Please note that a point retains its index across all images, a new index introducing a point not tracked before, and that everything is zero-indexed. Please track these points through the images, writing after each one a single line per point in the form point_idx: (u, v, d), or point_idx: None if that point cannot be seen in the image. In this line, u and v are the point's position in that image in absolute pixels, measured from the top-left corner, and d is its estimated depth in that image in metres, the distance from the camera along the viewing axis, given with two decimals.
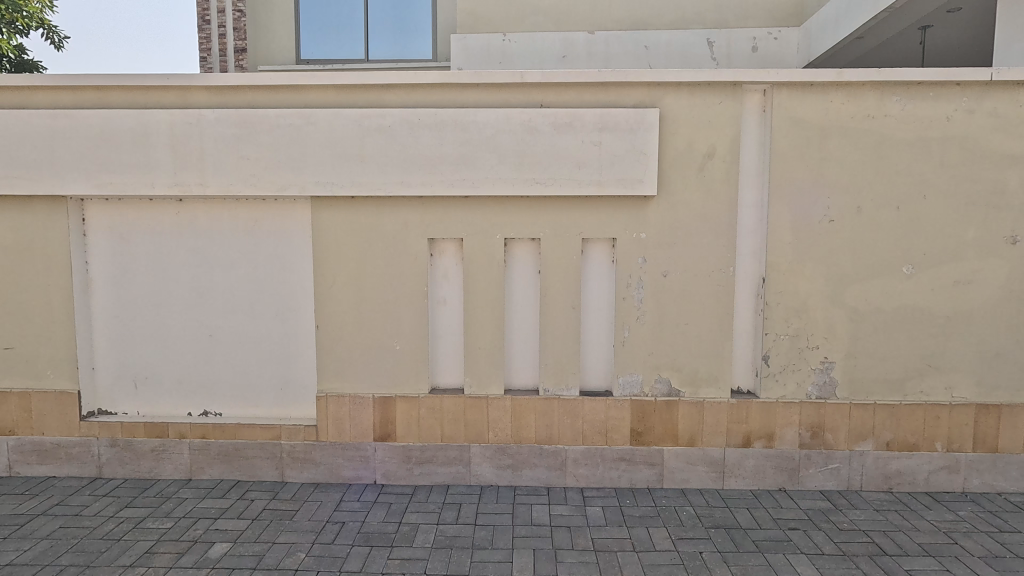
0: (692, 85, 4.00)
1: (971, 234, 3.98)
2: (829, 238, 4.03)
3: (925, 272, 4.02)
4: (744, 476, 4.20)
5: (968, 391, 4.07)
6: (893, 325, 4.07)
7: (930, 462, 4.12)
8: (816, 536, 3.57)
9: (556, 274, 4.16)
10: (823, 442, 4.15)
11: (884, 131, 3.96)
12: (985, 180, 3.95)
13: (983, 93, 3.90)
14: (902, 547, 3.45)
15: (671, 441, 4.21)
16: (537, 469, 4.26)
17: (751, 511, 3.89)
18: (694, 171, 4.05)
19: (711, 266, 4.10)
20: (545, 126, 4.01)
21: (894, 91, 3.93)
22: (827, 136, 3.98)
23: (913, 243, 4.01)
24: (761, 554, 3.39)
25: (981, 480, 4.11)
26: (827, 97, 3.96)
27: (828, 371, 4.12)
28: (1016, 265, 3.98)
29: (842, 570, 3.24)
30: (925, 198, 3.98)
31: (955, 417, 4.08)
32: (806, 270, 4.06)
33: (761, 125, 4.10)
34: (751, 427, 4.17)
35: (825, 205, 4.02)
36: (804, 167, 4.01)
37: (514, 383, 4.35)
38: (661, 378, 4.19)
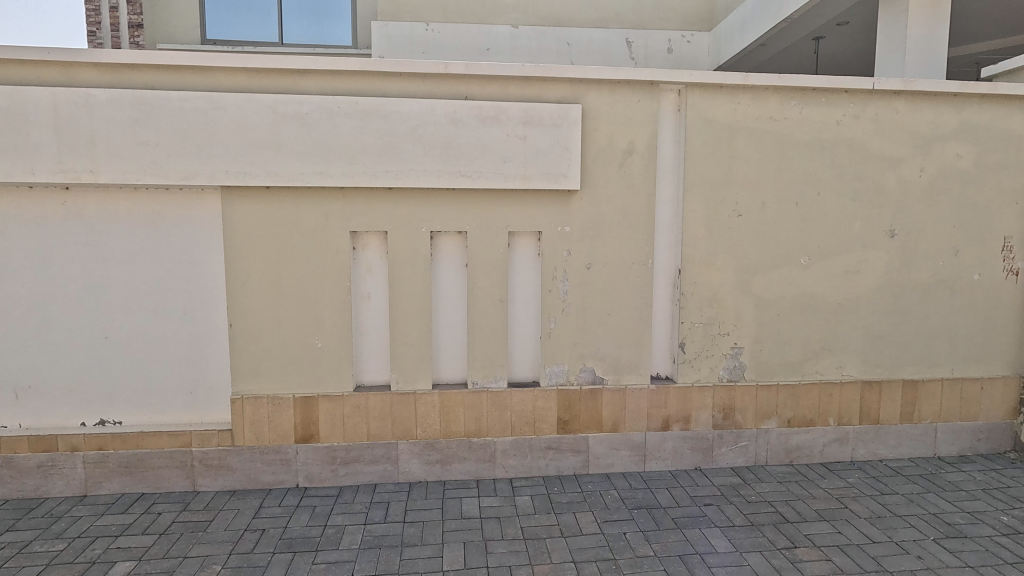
0: (612, 83, 4.12)
1: (857, 229, 4.40)
2: (737, 232, 4.31)
3: (820, 263, 4.39)
4: (663, 458, 4.42)
5: (856, 369, 4.51)
6: (793, 311, 4.42)
7: (824, 435, 4.52)
8: (727, 510, 3.83)
9: (483, 267, 4.16)
10: (733, 422, 4.45)
11: (784, 132, 4.27)
12: (869, 179, 4.37)
13: (867, 100, 4.31)
14: (801, 514, 3.77)
15: (596, 428, 4.35)
16: (466, 462, 4.26)
17: (669, 490, 4.11)
18: (615, 167, 4.19)
19: (631, 259, 4.26)
20: (470, 118, 3.99)
21: (793, 95, 4.26)
22: (735, 135, 4.24)
23: (809, 237, 4.37)
24: (678, 530, 3.59)
25: (866, 450, 4.57)
26: (735, 99, 4.22)
27: (738, 356, 4.41)
28: (894, 256, 4.45)
29: (751, 539, 3.49)
30: (819, 195, 4.35)
31: (845, 394, 4.51)
32: (717, 261, 4.32)
33: (677, 123, 4.30)
34: (669, 410, 4.39)
35: (733, 201, 4.29)
36: (715, 165, 4.25)
37: (442, 378, 4.31)
38: (586, 367, 4.31)
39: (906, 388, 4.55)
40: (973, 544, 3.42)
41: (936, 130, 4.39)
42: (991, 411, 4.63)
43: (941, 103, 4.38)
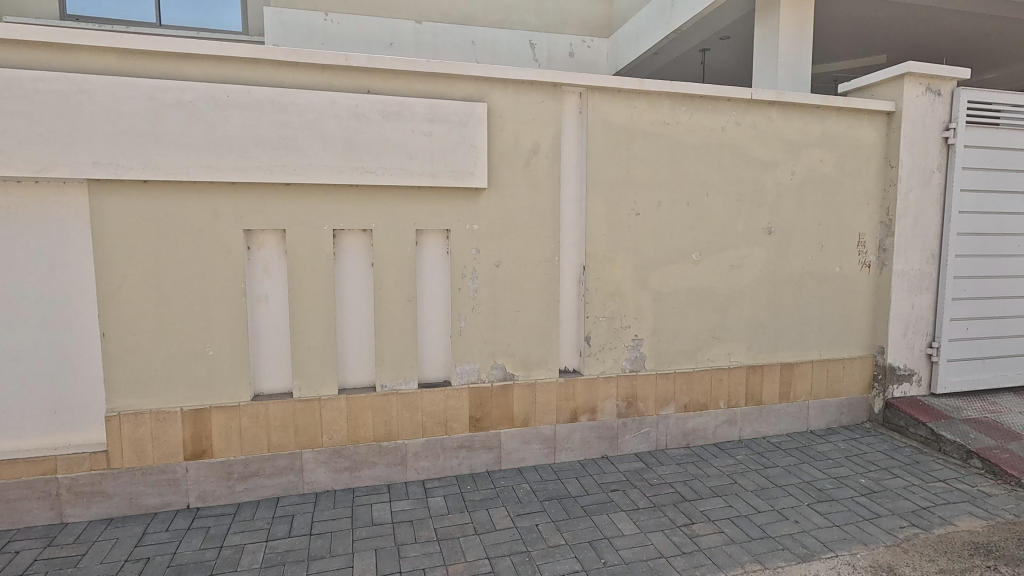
0: (516, 83, 4.18)
1: (740, 226, 4.80)
2: (635, 230, 4.54)
3: (709, 258, 4.75)
4: (572, 449, 4.56)
5: (742, 355, 4.92)
6: (686, 303, 4.74)
7: (716, 418, 4.90)
8: (632, 494, 4.03)
9: (389, 266, 4.06)
10: (636, 410, 4.69)
11: (676, 136, 4.56)
12: (749, 181, 4.79)
13: (746, 109, 4.71)
14: (697, 492, 4.05)
15: (507, 423, 4.40)
16: (376, 467, 4.14)
17: (579, 479, 4.25)
18: (521, 166, 4.26)
19: (538, 256, 4.35)
20: (372, 113, 3.87)
21: (683, 102, 4.56)
22: (632, 138, 4.46)
23: (699, 235, 4.70)
24: (587, 517, 3.73)
25: (752, 428, 5.00)
26: (632, 103, 4.44)
27: (639, 347, 4.65)
28: (771, 252, 4.90)
29: (653, 520, 3.69)
30: (707, 196, 4.69)
31: (733, 378, 4.90)
32: (618, 258, 4.52)
33: (579, 125, 4.44)
34: (577, 402, 4.54)
35: (632, 200, 4.51)
36: (614, 165, 4.45)
37: (348, 382, 4.15)
38: (497, 364, 4.35)
39: (784, 370, 5.04)
40: (839, 505, 3.86)
41: (803, 138, 4.89)
42: (852, 387, 5.26)
43: (806, 114, 4.89)
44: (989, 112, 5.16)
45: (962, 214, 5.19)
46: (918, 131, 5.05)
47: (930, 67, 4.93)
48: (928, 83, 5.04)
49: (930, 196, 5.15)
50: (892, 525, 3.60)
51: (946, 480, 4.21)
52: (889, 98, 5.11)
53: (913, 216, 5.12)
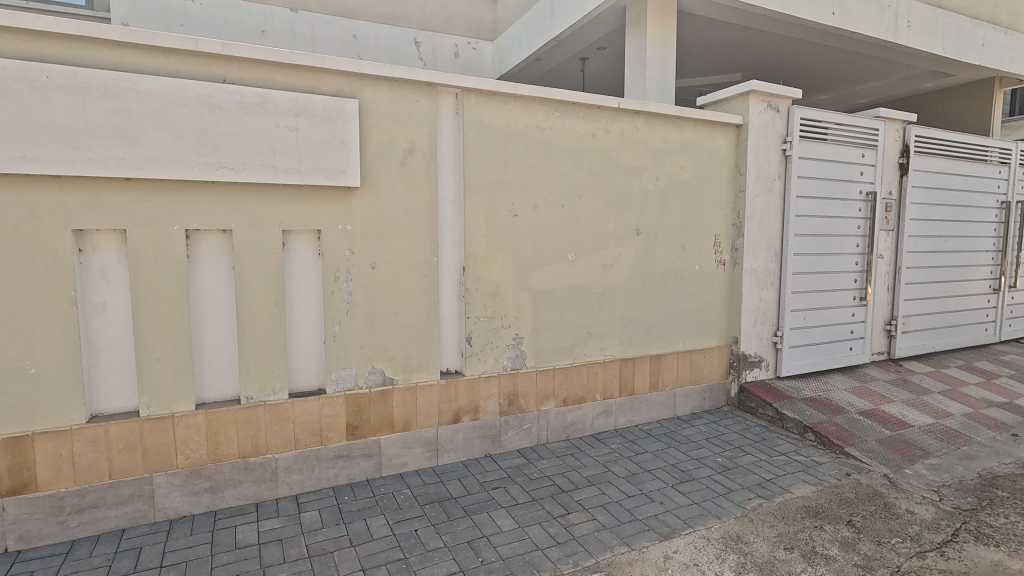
0: (389, 81, 4.09)
1: (611, 228, 5.07)
2: (513, 231, 4.63)
3: (583, 258, 4.96)
4: (454, 450, 4.55)
5: (616, 349, 5.20)
6: (564, 302, 4.91)
7: (593, 410, 5.13)
8: (513, 490, 4.10)
9: (253, 269, 3.79)
10: (518, 407, 4.78)
11: (550, 140, 4.72)
12: (618, 185, 5.07)
13: (614, 117, 4.99)
14: (574, 483, 4.22)
15: (387, 429, 4.29)
16: (242, 485, 3.85)
17: (461, 480, 4.26)
18: (396, 165, 4.17)
19: (416, 257, 4.29)
20: (228, 104, 3.59)
21: (556, 108, 4.72)
22: (508, 141, 4.55)
23: (573, 235, 4.90)
24: (467, 517, 3.74)
25: (626, 418, 5.31)
26: (507, 106, 4.52)
27: (519, 346, 4.75)
28: (639, 251, 5.24)
29: (532, 514, 3.79)
30: (581, 198, 4.90)
31: (608, 371, 5.17)
32: (497, 258, 4.58)
33: (455, 126, 4.44)
34: (460, 403, 4.53)
35: (509, 202, 4.59)
36: (491, 167, 4.50)
37: (208, 396, 3.82)
38: (375, 369, 4.22)
39: (653, 362, 5.40)
40: (698, 484, 4.20)
41: (665, 146, 5.28)
42: (712, 375, 5.76)
43: (668, 124, 5.28)
44: (817, 129, 5.90)
45: (798, 217, 5.89)
46: (762, 143, 5.65)
47: (770, 86, 5.52)
48: (769, 100, 5.66)
49: (773, 201, 5.78)
50: (741, 498, 3.99)
51: (787, 453, 4.75)
52: (739, 112, 5.67)
53: (759, 219, 5.72)
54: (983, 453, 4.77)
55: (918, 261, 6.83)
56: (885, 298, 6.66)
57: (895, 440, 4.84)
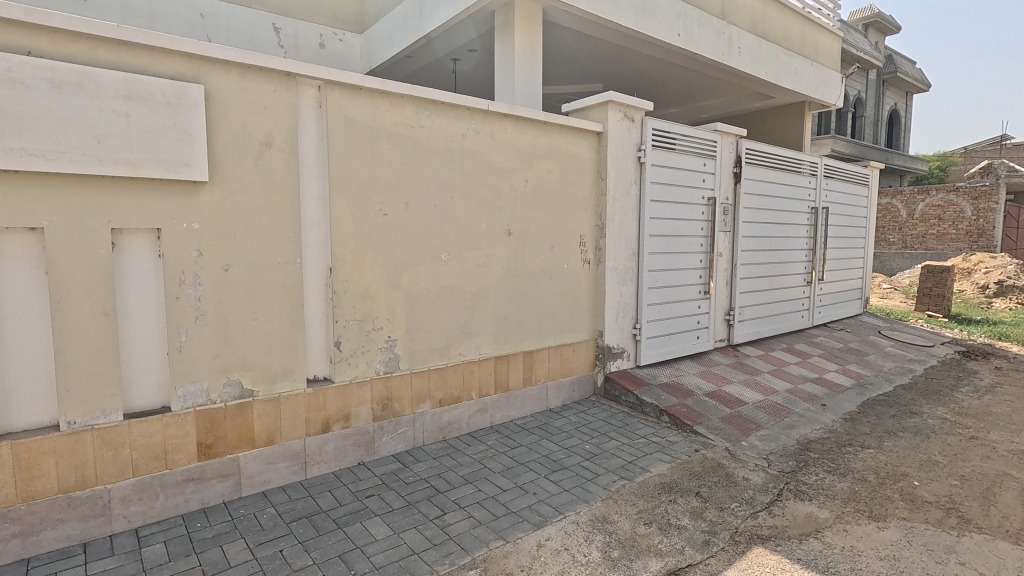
0: (241, 67, 3.76)
1: (482, 228, 5.14)
2: (383, 231, 4.50)
3: (456, 258, 4.97)
4: (325, 461, 4.32)
5: (490, 347, 5.29)
6: (438, 302, 4.89)
7: (469, 408, 5.18)
8: (388, 497, 3.99)
9: (74, 273, 3.27)
10: (392, 411, 4.66)
11: (420, 139, 4.67)
12: (489, 186, 5.16)
13: (484, 119, 5.06)
14: (450, 483, 4.22)
15: (246, 445, 3.95)
16: (65, 525, 3.31)
17: (331, 492, 4.05)
18: (251, 159, 3.85)
19: (276, 258, 4.00)
20: (34, 81, 3.07)
21: (425, 107, 4.68)
22: (376, 138, 4.41)
23: (445, 235, 4.89)
24: (339, 530, 3.57)
25: (501, 414, 5.42)
26: (374, 102, 4.38)
27: (392, 348, 4.63)
28: (511, 251, 5.38)
29: (407, 518, 3.72)
30: (452, 198, 4.91)
31: (483, 369, 5.24)
32: (367, 259, 4.43)
33: (318, 120, 4.21)
34: (329, 411, 4.31)
35: (379, 200, 4.46)
36: (358, 164, 4.34)
37: (16, 424, 3.23)
38: (231, 381, 3.86)
39: (526, 358, 5.58)
40: (568, 472, 4.42)
41: (533, 149, 5.47)
42: (580, 367, 6.09)
43: (535, 128, 5.48)
44: (667, 139, 6.49)
45: (651, 219, 6.43)
46: (620, 150, 6.08)
47: (626, 98, 5.97)
48: (626, 111, 6.11)
49: (631, 204, 6.26)
50: (606, 481, 4.26)
51: (646, 435, 5.16)
52: (599, 120, 6.05)
53: (619, 221, 6.16)
54: (800, 422, 5.59)
55: (750, 259, 7.80)
56: (725, 291, 7.52)
57: (734, 417, 5.49)
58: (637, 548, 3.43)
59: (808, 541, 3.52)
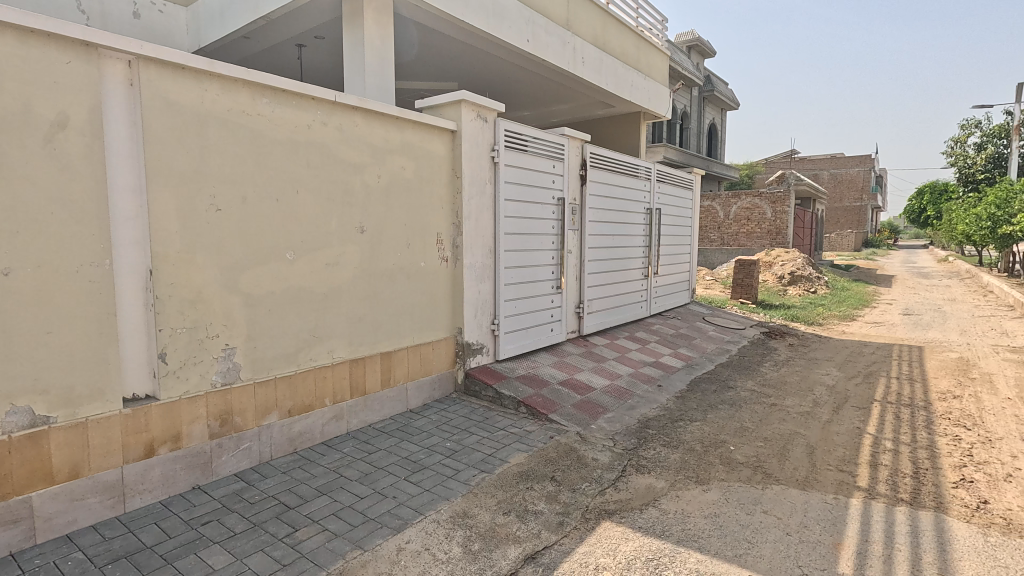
0: (20, 30, 3.12)
1: (333, 225, 4.89)
2: (216, 228, 4.07)
3: (303, 257, 4.66)
4: (149, 490, 3.79)
5: (344, 350, 5.06)
6: (283, 305, 4.54)
7: (323, 416, 4.90)
8: (228, 520, 3.63)
9: None
10: (232, 427, 4.24)
11: (258, 128, 4.29)
12: (339, 181, 4.91)
13: (331, 110, 4.80)
14: (302, 497, 3.95)
15: (42, 482, 3.31)
16: None
17: (158, 524, 3.57)
18: (38, 141, 3.22)
19: (77, 259, 3.41)
20: None
21: (263, 93, 4.31)
22: (204, 124, 3.96)
23: (291, 232, 4.56)
24: (168, 566, 3.16)
25: (358, 419, 5.22)
26: (200, 85, 3.93)
27: (230, 358, 4.21)
28: (364, 249, 5.18)
29: (252, 541, 3.41)
30: (298, 193, 4.59)
31: (336, 374, 4.99)
32: (198, 259, 3.97)
33: (129, 100, 3.66)
34: (153, 433, 3.79)
35: (210, 194, 4.02)
36: (183, 153, 3.86)
37: None
38: (17, 408, 3.21)
39: (383, 359, 5.43)
40: (428, 471, 4.39)
41: (386, 145, 5.33)
42: (440, 365, 6.08)
43: (387, 123, 5.33)
44: (519, 141, 6.73)
45: (506, 217, 6.63)
46: (474, 149, 6.17)
47: (478, 98, 6.06)
48: (479, 111, 6.21)
49: (486, 203, 6.39)
50: (466, 476, 4.31)
51: (504, 427, 5.31)
52: (453, 118, 6.07)
53: (475, 219, 6.25)
54: (641, 403, 6.17)
55: (596, 255, 8.41)
56: (575, 285, 8.03)
57: (584, 403, 5.88)
58: (496, 538, 3.52)
59: (648, 509, 3.90)
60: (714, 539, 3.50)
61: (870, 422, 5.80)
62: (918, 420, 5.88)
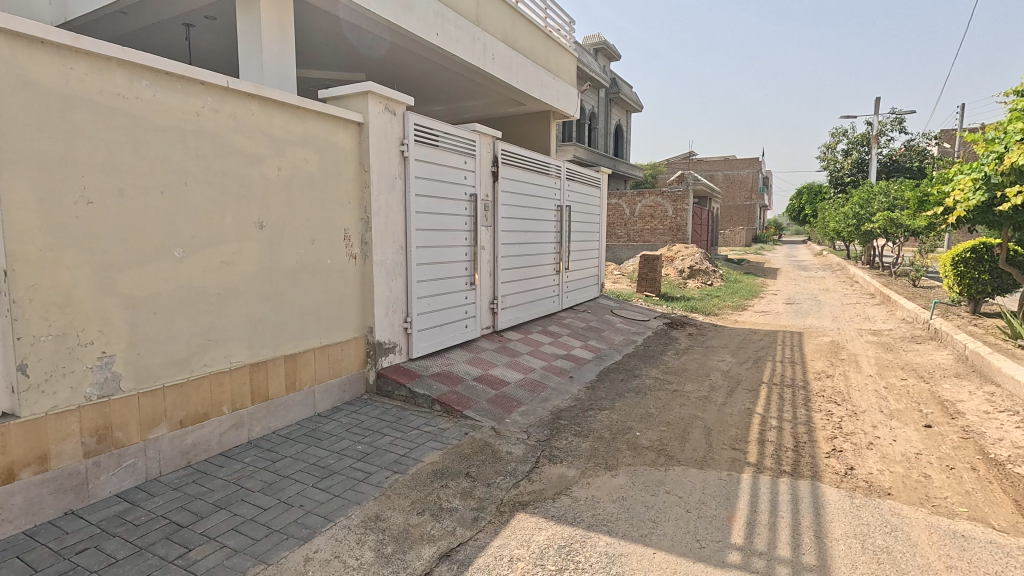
0: None
1: (228, 220, 4.56)
2: (88, 223, 3.64)
3: (194, 255, 4.31)
4: (9, 521, 3.34)
5: (243, 354, 4.74)
6: (171, 307, 4.17)
7: (220, 425, 4.57)
8: (109, 546, 3.28)
9: None
10: (112, 443, 3.84)
11: (137, 113, 3.90)
12: (234, 173, 4.59)
13: (223, 96, 4.46)
14: (197, 514, 3.66)
15: None
16: None
17: (21, 557, 3.15)
18: None
19: None
20: None
21: (142, 74, 3.91)
22: (70, 106, 3.53)
23: (179, 228, 4.19)
24: None
25: (261, 426, 4.92)
26: (64, 62, 3.49)
27: (109, 367, 3.80)
28: (264, 246, 4.88)
29: (138, 567, 3.11)
30: (186, 185, 4.23)
31: (235, 380, 4.67)
32: (65, 258, 3.54)
33: None
34: (13, 456, 3.33)
35: (79, 185, 3.60)
36: (44, 138, 3.42)
37: None
38: None
39: (288, 362, 5.16)
40: (338, 476, 4.23)
41: (286, 135, 5.04)
42: (350, 366, 5.87)
43: (287, 112, 5.05)
44: (429, 135, 6.63)
45: (417, 213, 6.51)
46: (382, 142, 5.99)
47: (385, 90, 5.90)
48: (387, 104, 6.04)
49: (395, 198, 6.24)
50: (379, 478, 4.20)
51: (418, 426, 5.23)
52: (359, 110, 5.86)
53: (385, 214, 6.09)
54: (553, 395, 6.33)
55: (509, 251, 8.50)
56: (488, 281, 8.06)
57: (498, 397, 5.93)
58: (410, 539, 3.46)
59: (560, 498, 4.01)
60: (622, 522, 3.66)
61: (758, 403, 6.33)
62: (798, 399, 6.50)
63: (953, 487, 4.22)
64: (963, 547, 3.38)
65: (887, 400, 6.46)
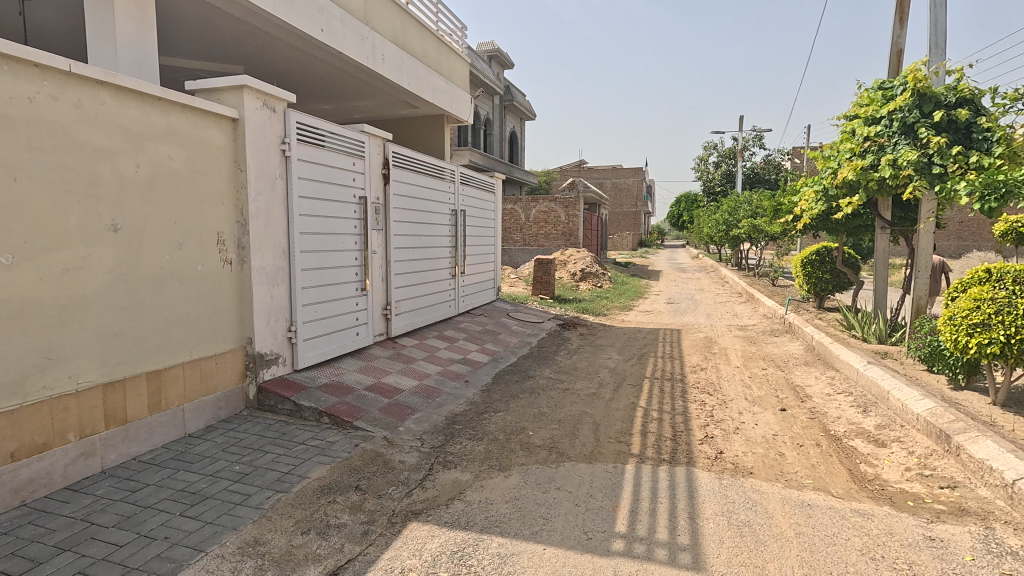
0: None
1: (71, 222, 4.02)
2: None
3: (28, 262, 3.74)
4: None
5: (93, 373, 4.20)
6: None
7: (64, 456, 4.00)
8: None
9: None
10: None
11: None
12: (79, 169, 4.06)
13: (64, 81, 3.93)
14: (33, 560, 3.17)
15: None
16: None
17: None
18: None
19: None
20: None
21: None
22: None
23: (7, 230, 3.62)
24: None
25: (117, 453, 4.39)
26: None
27: None
28: (119, 251, 4.37)
29: None
30: (17, 182, 3.67)
31: (83, 402, 4.12)
32: None
33: None
34: None
35: None
36: None
37: None
38: None
39: (150, 379, 4.65)
40: (211, 501, 3.88)
41: (145, 129, 4.56)
42: (226, 381, 5.42)
43: (147, 104, 4.57)
44: (313, 135, 6.33)
45: (301, 216, 6.17)
46: (260, 140, 5.62)
47: (263, 85, 5.54)
48: (264, 99, 5.68)
49: (276, 200, 5.87)
50: (258, 500, 3.91)
51: (304, 441, 4.95)
52: (233, 105, 5.45)
53: (264, 217, 5.71)
54: (448, 400, 6.30)
55: (403, 255, 8.33)
56: (381, 286, 7.84)
57: (391, 406, 5.78)
58: (293, 561, 3.27)
59: (454, 503, 3.99)
60: (514, 521, 3.72)
61: (641, 397, 6.75)
62: (676, 391, 7.02)
63: (802, 462, 4.78)
64: (808, 514, 3.83)
65: (750, 388, 7.19)
